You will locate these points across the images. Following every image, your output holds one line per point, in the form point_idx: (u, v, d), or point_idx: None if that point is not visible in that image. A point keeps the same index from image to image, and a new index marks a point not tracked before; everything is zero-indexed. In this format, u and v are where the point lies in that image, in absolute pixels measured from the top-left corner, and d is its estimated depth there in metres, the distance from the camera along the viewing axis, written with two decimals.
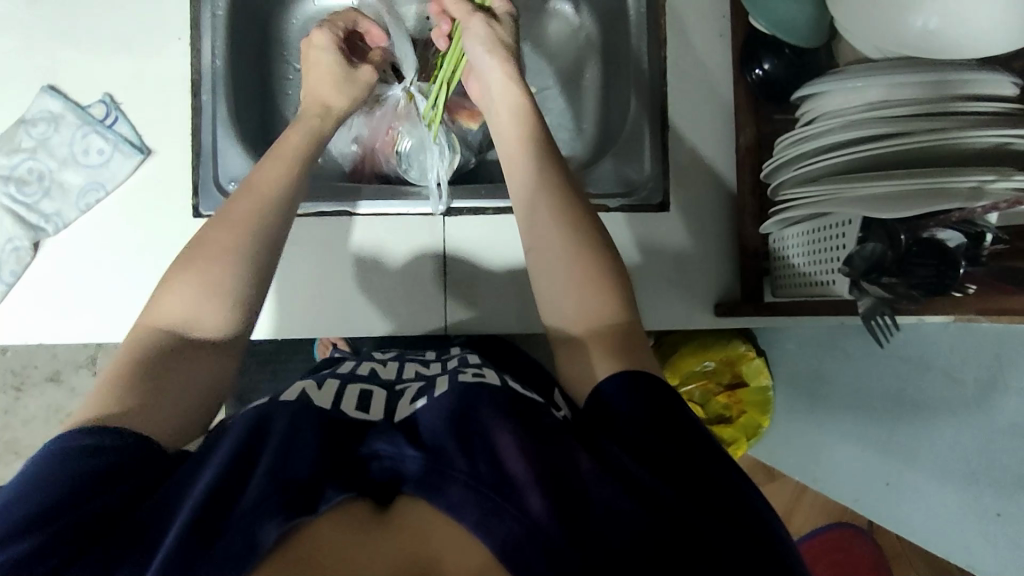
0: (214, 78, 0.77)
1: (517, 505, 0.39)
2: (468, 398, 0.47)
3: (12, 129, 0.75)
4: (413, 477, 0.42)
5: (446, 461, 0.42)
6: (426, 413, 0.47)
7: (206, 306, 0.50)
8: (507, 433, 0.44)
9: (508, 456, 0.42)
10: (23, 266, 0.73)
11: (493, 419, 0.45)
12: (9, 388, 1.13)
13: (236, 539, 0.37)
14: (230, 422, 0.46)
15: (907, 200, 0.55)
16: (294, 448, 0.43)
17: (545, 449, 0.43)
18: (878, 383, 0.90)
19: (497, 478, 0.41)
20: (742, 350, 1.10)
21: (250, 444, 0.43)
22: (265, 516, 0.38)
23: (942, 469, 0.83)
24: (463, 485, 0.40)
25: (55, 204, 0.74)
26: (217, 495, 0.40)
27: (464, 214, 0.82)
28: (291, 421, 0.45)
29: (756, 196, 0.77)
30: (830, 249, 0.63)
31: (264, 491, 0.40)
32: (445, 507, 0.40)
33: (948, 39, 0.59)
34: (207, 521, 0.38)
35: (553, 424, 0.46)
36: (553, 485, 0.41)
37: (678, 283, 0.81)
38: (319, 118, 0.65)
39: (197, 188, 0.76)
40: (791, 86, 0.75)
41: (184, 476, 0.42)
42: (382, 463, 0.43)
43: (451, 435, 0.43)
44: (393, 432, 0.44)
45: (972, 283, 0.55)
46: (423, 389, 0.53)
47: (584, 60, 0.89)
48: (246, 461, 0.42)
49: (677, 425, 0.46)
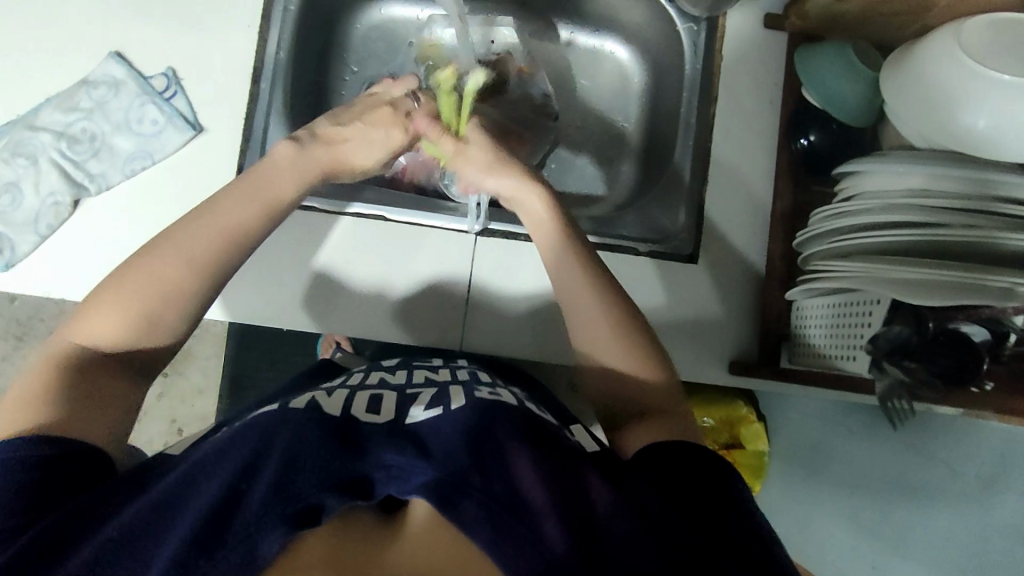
0: (274, 70, 0.80)
1: (533, 532, 0.41)
2: (485, 420, 0.50)
3: (72, 88, 0.77)
4: (419, 487, 0.44)
5: (459, 479, 0.44)
6: (441, 428, 0.50)
7: (131, 333, 0.55)
8: (521, 457, 0.47)
9: (526, 482, 0.44)
10: (61, 221, 0.75)
11: (508, 441, 0.48)
12: (15, 336, 1.14)
13: (237, 550, 0.42)
14: (241, 429, 0.50)
15: (940, 289, 0.55)
16: (301, 459, 0.46)
17: (558, 477, 0.46)
18: (879, 463, 0.90)
19: (510, 500, 0.43)
20: (744, 411, 1.14)
21: (256, 457, 0.47)
22: (269, 526, 0.42)
23: (934, 560, 0.82)
24: (477, 502, 0.43)
25: (102, 165, 0.76)
26: (223, 506, 0.44)
27: (498, 237, 0.83)
28: (298, 432, 0.48)
29: (785, 263, 0.78)
30: (852, 328, 0.64)
31: (268, 500, 0.43)
32: (461, 524, 0.42)
33: (993, 135, 0.60)
34: (206, 535, 0.42)
35: (564, 453, 0.49)
36: (569, 518, 0.42)
37: (695, 336, 0.81)
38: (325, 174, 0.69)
39: (242, 170, 0.77)
40: (833, 160, 0.76)
41: (186, 486, 0.46)
42: (388, 474, 0.46)
43: (466, 451, 0.46)
44: (401, 446, 0.48)
45: (990, 379, 0.56)
46: (438, 398, 0.55)
47: (631, 106, 0.92)
48: (250, 475, 0.46)
49: (680, 469, 0.50)
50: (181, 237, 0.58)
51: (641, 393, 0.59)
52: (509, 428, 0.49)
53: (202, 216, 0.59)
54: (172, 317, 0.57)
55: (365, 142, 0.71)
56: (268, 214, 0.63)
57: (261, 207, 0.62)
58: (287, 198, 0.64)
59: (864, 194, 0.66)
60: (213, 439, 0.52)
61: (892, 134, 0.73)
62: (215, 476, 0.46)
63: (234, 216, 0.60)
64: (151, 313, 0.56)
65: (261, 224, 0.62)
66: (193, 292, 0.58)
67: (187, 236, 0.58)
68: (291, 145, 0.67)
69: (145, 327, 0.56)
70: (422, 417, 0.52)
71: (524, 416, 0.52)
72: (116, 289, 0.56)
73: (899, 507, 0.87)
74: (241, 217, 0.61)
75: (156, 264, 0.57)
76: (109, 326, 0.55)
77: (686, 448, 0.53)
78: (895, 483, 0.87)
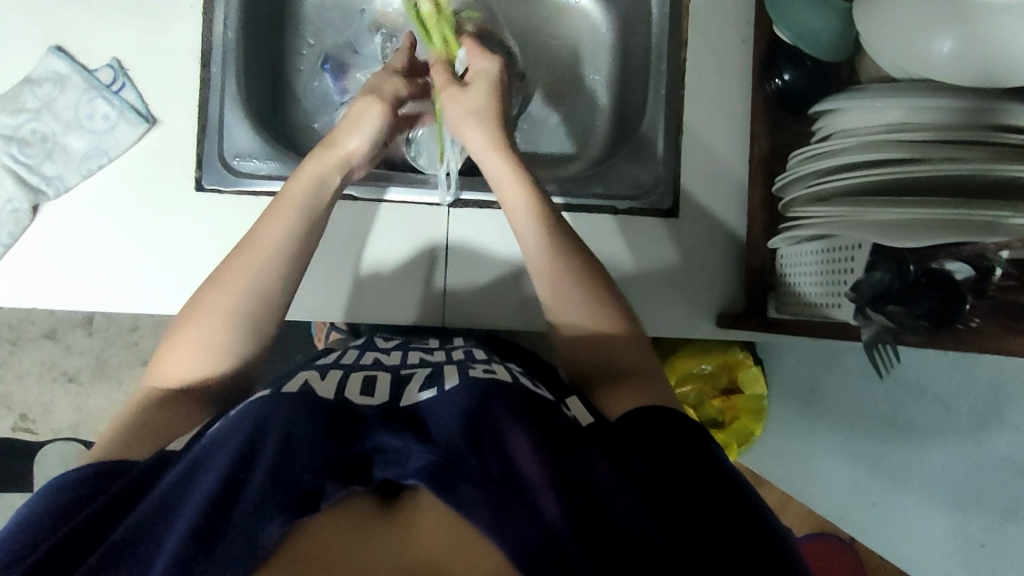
0: (225, 51, 0.76)
1: (530, 509, 0.40)
2: (482, 400, 0.48)
3: (16, 88, 0.74)
4: (418, 470, 0.42)
5: (456, 459, 0.42)
6: (439, 410, 0.48)
7: (204, 363, 0.57)
8: (518, 435, 0.45)
9: (521, 457, 0.43)
10: (21, 229, 0.72)
11: (503, 421, 0.46)
12: (5, 342, 1.12)
13: (237, 542, 0.39)
14: (234, 419, 0.47)
15: (917, 229, 0.54)
16: (297, 446, 0.43)
17: (554, 453, 0.44)
18: (874, 402, 0.90)
19: (505, 479, 0.42)
20: (740, 356, 1.12)
21: (249, 447, 0.44)
22: (268, 516, 0.40)
23: (930, 494, 0.83)
24: (473, 484, 0.41)
25: (57, 167, 0.73)
26: (220, 501, 0.41)
27: (470, 206, 0.81)
28: (289, 417, 0.46)
29: (766, 211, 0.78)
30: (835, 273, 0.63)
31: (269, 488, 0.41)
32: (456, 505, 0.41)
33: (965, 61, 0.57)
34: (208, 526, 0.39)
35: (562, 430, 0.47)
36: (567, 496, 0.42)
37: (681, 290, 0.80)
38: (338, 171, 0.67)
39: (202, 161, 0.75)
40: (810, 100, 0.74)
41: (183, 484, 0.43)
42: (386, 459, 0.44)
43: (462, 431, 0.45)
44: (399, 428, 0.45)
45: (976, 318, 0.53)
46: (433, 379, 0.53)
47: (600, 58, 0.88)
48: (246, 464, 0.43)
49: (679, 437, 0.50)
50: (240, 263, 0.59)
51: (622, 370, 0.58)
52: (505, 403, 0.48)
53: (246, 244, 0.60)
54: (232, 340, 0.57)
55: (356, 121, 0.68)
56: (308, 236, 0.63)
57: (301, 212, 0.63)
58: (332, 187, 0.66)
59: (844, 133, 0.64)
60: (207, 433, 0.48)
61: (869, 68, 0.70)
62: (211, 469, 0.43)
63: (273, 236, 0.60)
64: (211, 343, 0.57)
65: (310, 221, 0.63)
66: (252, 317, 0.58)
67: (236, 265, 0.59)
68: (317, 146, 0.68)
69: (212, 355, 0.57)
70: (419, 398, 0.50)
71: (521, 393, 0.50)
72: (180, 332, 0.57)
73: (895, 444, 0.87)
74: (281, 233, 0.61)
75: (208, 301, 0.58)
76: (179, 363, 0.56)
77: (688, 417, 0.53)
78: (890, 420, 0.88)
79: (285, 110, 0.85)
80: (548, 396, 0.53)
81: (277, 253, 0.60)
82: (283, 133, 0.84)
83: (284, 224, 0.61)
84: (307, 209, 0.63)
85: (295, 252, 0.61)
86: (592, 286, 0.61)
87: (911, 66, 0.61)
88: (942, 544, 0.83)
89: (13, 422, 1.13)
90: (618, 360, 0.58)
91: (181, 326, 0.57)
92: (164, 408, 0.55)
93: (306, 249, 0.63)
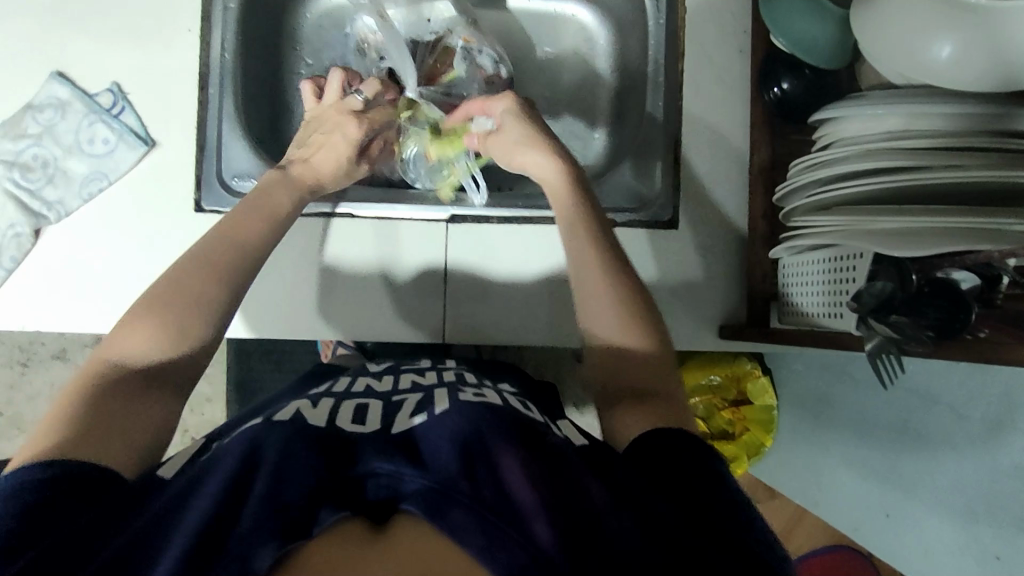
0: (222, 74, 0.77)
1: (523, 535, 0.38)
2: (473, 424, 0.47)
3: (17, 115, 0.75)
4: (413, 495, 0.41)
5: (448, 485, 0.41)
6: (430, 433, 0.46)
7: (165, 342, 0.54)
8: (510, 460, 0.43)
9: (514, 483, 0.41)
10: (23, 253, 0.73)
11: (498, 446, 0.45)
12: (17, 362, 1.15)
13: (230, 566, 0.37)
14: (223, 448, 0.46)
15: (913, 239, 0.53)
16: (290, 471, 0.43)
17: (548, 478, 0.43)
18: (884, 412, 0.88)
19: (500, 504, 0.40)
20: (748, 367, 1.10)
21: (244, 471, 0.43)
22: (260, 543, 0.38)
23: (944, 505, 0.81)
24: (465, 507, 0.40)
25: (58, 191, 0.74)
26: (214, 523, 0.40)
27: (472, 224, 0.81)
28: (285, 444, 0.45)
29: (767, 220, 0.77)
30: (838, 282, 0.62)
31: (261, 515, 0.39)
32: (447, 531, 0.39)
33: (961, 68, 0.56)
34: (199, 554, 0.37)
35: (553, 459, 0.45)
36: (560, 520, 0.40)
37: (684, 302, 0.80)
38: (310, 190, 0.71)
39: (201, 182, 0.76)
40: (808, 108, 0.73)
41: (175, 505, 0.41)
42: (378, 482, 0.43)
43: (455, 457, 0.43)
44: (393, 452, 0.44)
45: (985, 327, 0.51)
46: (424, 403, 0.51)
47: (597, 70, 0.88)
48: (239, 495, 0.42)
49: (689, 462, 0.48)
50: (204, 256, 0.59)
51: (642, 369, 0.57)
52: (501, 433, 0.46)
53: (214, 230, 0.62)
54: (201, 326, 0.56)
55: (330, 149, 0.73)
56: (272, 222, 0.65)
57: (271, 219, 0.65)
58: (284, 211, 0.67)
59: (844, 140, 0.63)
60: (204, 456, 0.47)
61: (868, 75, 0.70)
62: (205, 489, 0.42)
63: (226, 259, 0.60)
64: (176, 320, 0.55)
65: (264, 244, 0.63)
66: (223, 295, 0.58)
67: (212, 257, 0.59)
68: (275, 171, 0.71)
69: (179, 336, 0.55)
70: (412, 423, 0.49)
71: (514, 419, 0.49)
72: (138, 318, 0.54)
73: (909, 456, 0.85)
74: (237, 257, 0.60)
75: (185, 285, 0.57)
76: (132, 349, 0.53)
77: (701, 445, 0.50)
78: (899, 430, 0.86)
79: (283, 130, 0.86)
80: (538, 419, 0.52)
81: (232, 265, 0.60)
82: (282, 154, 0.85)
83: (247, 228, 0.63)
84: (264, 223, 0.65)
85: (253, 246, 0.62)
86: (630, 312, 0.60)
87: (910, 69, 0.60)
88: (957, 556, 0.81)
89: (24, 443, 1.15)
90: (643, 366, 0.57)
91: (140, 314, 0.54)
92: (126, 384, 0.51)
93: (261, 250, 0.63)
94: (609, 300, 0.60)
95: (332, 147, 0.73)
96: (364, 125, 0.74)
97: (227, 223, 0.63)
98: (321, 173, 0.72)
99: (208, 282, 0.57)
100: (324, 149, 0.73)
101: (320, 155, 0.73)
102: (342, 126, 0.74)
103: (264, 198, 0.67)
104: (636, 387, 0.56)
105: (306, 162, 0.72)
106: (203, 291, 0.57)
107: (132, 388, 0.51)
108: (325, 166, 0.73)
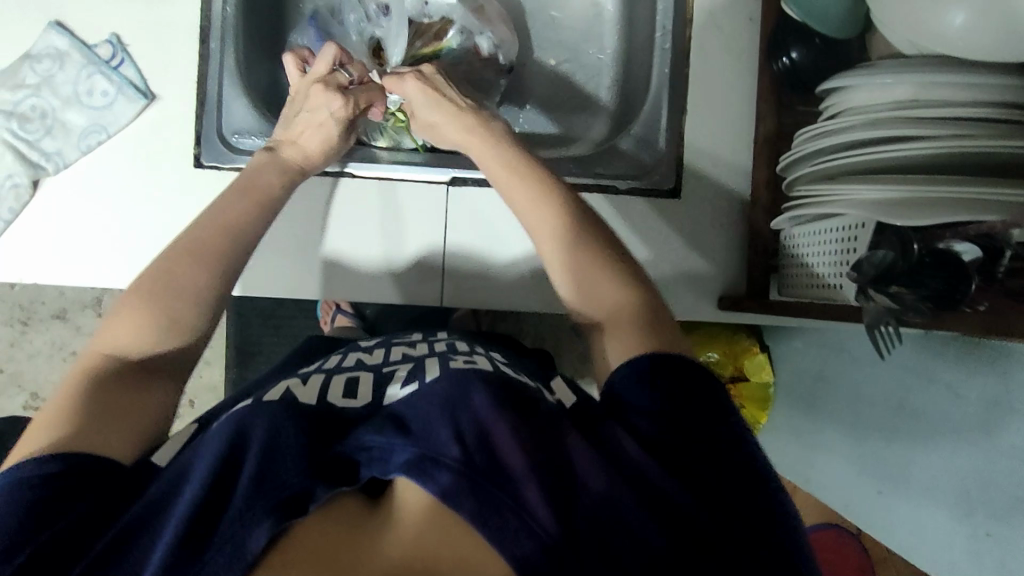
0: (224, 27, 0.76)
1: (516, 502, 0.38)
2: (459, 387, 0.45)
3: (16, 65, 0.74)
4: (400, 466, 0.39)
5: (438, 452, 0.39)
6: (416, 402, 0.44)
7: (157, 340, 0.53)
8: (502, 427, 0.41)
9: (505, 446, 0.40)
10: (22, 205, 0.72)
11: (488, 411, 0.42)
12: (17, 321, 1.16)
13: (225, 550, 0.37)
14: (213, 430, 0.45)
15: (920, 207, 0.52)
16: (282, 449, 0.42)
17: (540, 441, 0.42)
18: (882, 391, 0.88)
19: (491, 469, 0.39)
20: (746, 344, 1.11)
21: (232, 452, 0.42)
22: (255, 520, 0.38)
23: (937, 482, 0.81)
24: (455, 472, 0.38)
25: (56, 143, 0.73)
26: (207, 506, 0.40)
27: (474, 186, 0.80)
28: (273, 420, 0.44)
29: (771, 190, 0.76)
30: (840, 253, 0.62)
31: (250, 490, 0.39)
32: (441, 497, 0.38)
33: (968, 42, 0.56)
34: (195, 531, 0.39)
35: (544, 423, 0.44)
36: (550, 484, 0.39)
37: (685, 272, 0.79)
38: (300, 174, 0.70)
39: (201, 138, 0.75)
40: (817, 76, 0.72)
41: (171, 489, 0.42)
42: (370, 455, 0.41)
43: (441, 420, 0.42)
44: (382, 423, 0.42)
45: (985, 301, 0.51)
46: (415, 371, 0.50)
47: (603, 36, 0.87)
48: (231, 469, 0.41)
49: (706, 408, 0.46)
50: (194, 240, 0.57)
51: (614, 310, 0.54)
52: (490, 395, 0.44)
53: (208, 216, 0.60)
54: (193, 319, 0.54)
55: (315, 128, 0.71)
56: (264, 207, 0.63)
57: (268, 211, 0.63)
58: (277, 199, 0.65)
59: (853, 109, 0.62)
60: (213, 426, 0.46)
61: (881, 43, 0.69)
62: (198, 467, 0.42)
63: (218, 248, 0.57)
64: (171, 315, 0.53)
65: (256, 232, 0.61)
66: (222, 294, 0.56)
67: (204, 249, 0.57)
68: (264, 153, 0.69)
69: (168, 328, 0.53)
70: (399, 395, 0.47)
71: (504, 380, 0.47)
72: (128, 307, 0.53)
73: (902, 431, 0.85)
74: (230, 252, 0.58)
75: (176, 273, 0.55)
76: (129, 334, 0.52)
77: (715, 385, 0.48)
78: (892, 407, 0.86)
79: (285, 89, 0.85)
80: (532, 385, 0.51)
81: (224, 250, 0.58)
82: (284, 110, 0.84)
83: (242, 214, 0.61)
84: (252, 204, 0.63)
85: (250, 238, 0.60)
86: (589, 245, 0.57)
87: (921, 41, 0.60)
88: (946, 531, 0.82)
89: (24, 401, 1.16)
90: (612, 302, 0.54)
91: (128, 305, 0.53)
92: (124, 377, 0.51)
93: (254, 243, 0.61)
94: (600, 263, 0.56)
95: (319, 126, 0.71)
96: (348, 99, 0.71)
97: (221, 206, 0.61)
98: (309, 152, 0.71)
99: (199, 273, 0.55)
100: (309, 127, 0.71)
101: (306, 138, 0.71)
102: (327, 102, 0.71)
103: (252, 180, 0.65)
104: (609, 321, 0.54)
105: (295, 143, 0.71)
106: (196, 285, 0.55)
107: (133, 379, 0.51)
108: (315, 148, 0.71)
